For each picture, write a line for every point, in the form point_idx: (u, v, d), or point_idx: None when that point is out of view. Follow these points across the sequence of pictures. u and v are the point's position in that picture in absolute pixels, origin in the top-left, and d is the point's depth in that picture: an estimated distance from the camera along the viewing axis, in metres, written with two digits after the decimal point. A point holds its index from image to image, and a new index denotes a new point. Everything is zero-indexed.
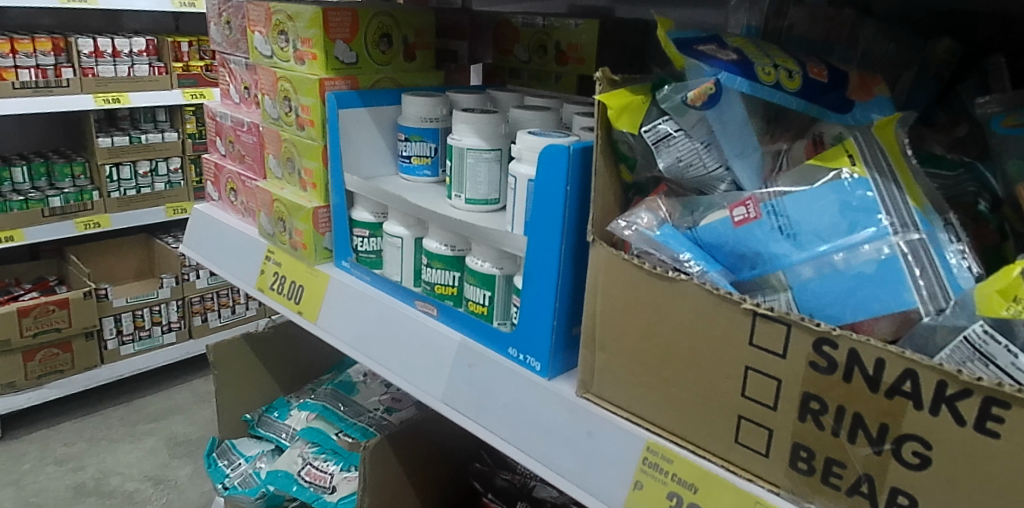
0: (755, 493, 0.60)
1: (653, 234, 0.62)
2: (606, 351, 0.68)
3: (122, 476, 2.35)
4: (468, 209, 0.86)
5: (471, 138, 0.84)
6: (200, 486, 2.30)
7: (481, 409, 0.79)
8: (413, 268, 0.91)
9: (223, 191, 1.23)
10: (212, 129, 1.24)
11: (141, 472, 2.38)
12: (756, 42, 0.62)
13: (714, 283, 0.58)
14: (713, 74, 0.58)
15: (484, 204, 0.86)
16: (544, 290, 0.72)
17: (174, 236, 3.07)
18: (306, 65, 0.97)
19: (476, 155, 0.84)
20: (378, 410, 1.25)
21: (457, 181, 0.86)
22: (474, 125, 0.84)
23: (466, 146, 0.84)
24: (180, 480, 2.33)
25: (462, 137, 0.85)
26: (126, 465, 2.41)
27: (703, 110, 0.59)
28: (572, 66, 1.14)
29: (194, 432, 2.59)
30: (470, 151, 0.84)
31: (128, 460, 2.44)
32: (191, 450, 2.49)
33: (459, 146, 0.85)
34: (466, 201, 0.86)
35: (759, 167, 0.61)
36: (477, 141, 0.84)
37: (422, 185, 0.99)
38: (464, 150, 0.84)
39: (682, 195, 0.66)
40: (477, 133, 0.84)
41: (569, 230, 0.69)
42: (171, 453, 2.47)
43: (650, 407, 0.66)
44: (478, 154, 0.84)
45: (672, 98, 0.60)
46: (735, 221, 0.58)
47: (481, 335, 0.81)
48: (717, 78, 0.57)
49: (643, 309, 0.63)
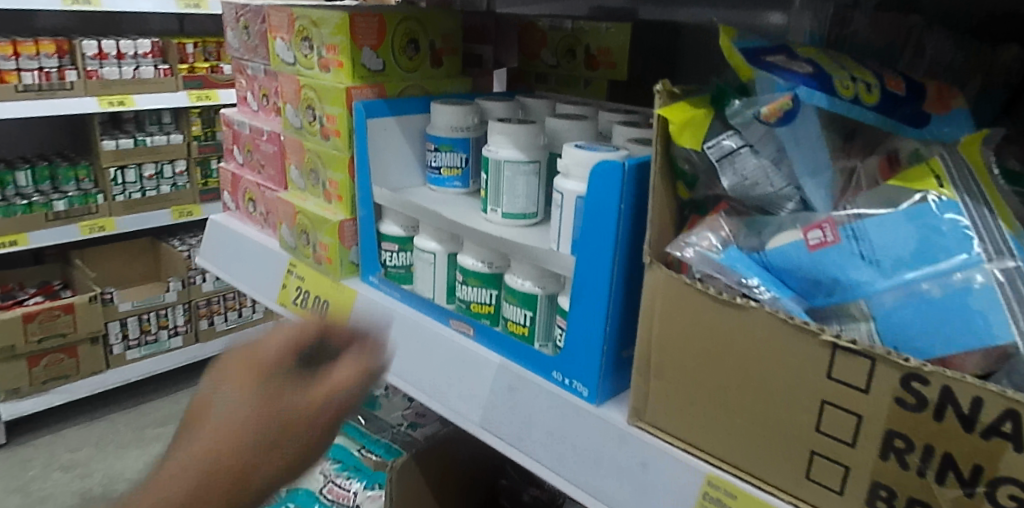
0: None
1: (716, 257, 0.59)
2: (662, 379, 0.64)
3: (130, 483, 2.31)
4: (505, 224, 0.82)
5: (509, 149, 0.80)
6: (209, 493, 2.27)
7: (524, 436, 0.75)
8: (447, 284, 0.87)
9: (241, 201, 1.18)
10: (228, 138, 1.20)
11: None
12: (826, 51, 0.58)
13: (787, 310, 0.55)
14: (789, 89, 0.53)
15: (521, 218, 0.82)
16: (593, 313, 0.68)
17: (179, 239, 3.03)
18: (331, 73, 0.93)
19: (512, 166, 0.80)
20: (402, 426, 1.21)
21: (493, 194, 0.82)
22: (512, 136, 0.80)
23: (503, 158, 0.80)
24: None
25: (498, 148, 0.81)
26: (133, 472, 2.37)
27: (777, 127, 0.54)
28: (602, 71, 1.10)
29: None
30: (506, 162, 0.80)
31: (136, 466, 2.40)
32: None
33: (495, 157, 0.81)
34: (502, 215, 0.82)
35: (830, 186, 0.58)
36: (515, 153, 0.80)
37: (452, 196, 0.95)
38: (501, 161, 0.80)
39: (744, 214, 0.62)
40: (515, 144, 0.80)
41: (623, 251, 0.65)
42: None
43: (711, 439, 0.62)
44: (515, 165, 0.80)
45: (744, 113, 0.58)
46: (810, 245, 0.55)
47: (521, 357, 0.77)
48: (795, 93, 0.52)
49: (709, 336, 0.59)
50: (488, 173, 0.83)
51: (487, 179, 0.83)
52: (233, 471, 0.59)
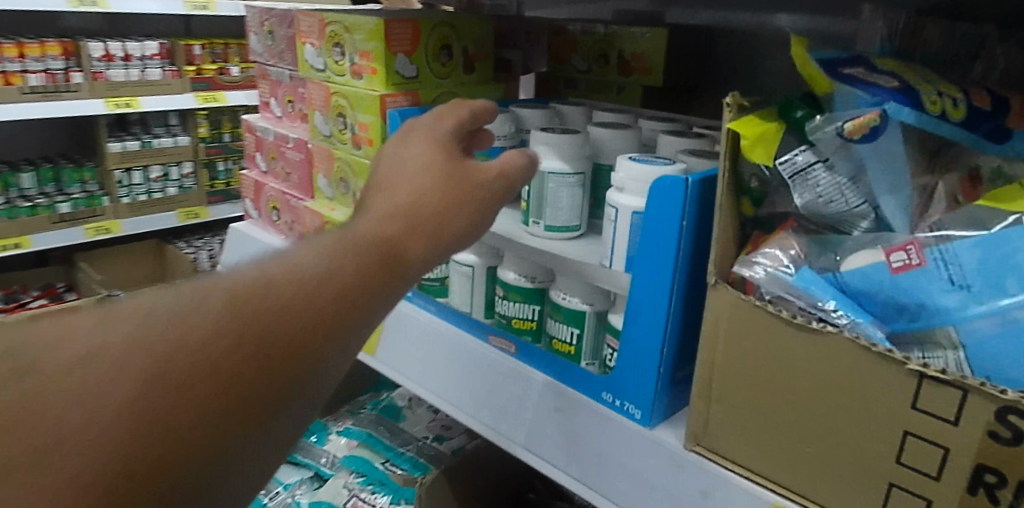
0: None
1: (789, 278, 0.56)
2: (725, 403, 0.61)
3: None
4: (547, 237, 0.78)
5: (554, 160, 0.76)
6: None
7: (571, 459, 0.72)
8: (485, 298, 0.85)
9: (264, 208, 1.15)
10: (250, 144, 1.17)
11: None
12: (907, 65, 0.57)
13: (868, 336, 0.53)
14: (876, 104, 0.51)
15: (564, 231, 0.78)
16: (649, 334, 0.65)
17: (186, 241, 3.00)
18: (364, 80, 0.90)
19: (558, 179, 0.76)
20: (428, 439, 1.19)
21: (535, 207, 0.79)
22: (557, 147, 0.76)
23: (547, 170, 0.76)
24: None
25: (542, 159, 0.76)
26: None
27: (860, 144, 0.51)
28: (636, 77, 1.08)
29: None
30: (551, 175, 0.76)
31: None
32: None
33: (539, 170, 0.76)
34: (545, 228, 0.79)
35: (907, 205, 0.55)
36: (561, 165, 0.76)
37: None
38: (545, 173, 0.76)
39: (814, 232, 0.60)
40: (560, 155, 0.76)
41: (682, 269, 0.62)
42: None
43: (778, 467, 0.60)
44: (561, 178, 0.76)
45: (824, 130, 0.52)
46: (892, 267, 0.52)
47: (568, 376, 0.73)
48: (883, 110, 0.50)
49: (780, 361, 0.57)
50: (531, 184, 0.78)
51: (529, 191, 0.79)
52: (211, 367, 0.36)
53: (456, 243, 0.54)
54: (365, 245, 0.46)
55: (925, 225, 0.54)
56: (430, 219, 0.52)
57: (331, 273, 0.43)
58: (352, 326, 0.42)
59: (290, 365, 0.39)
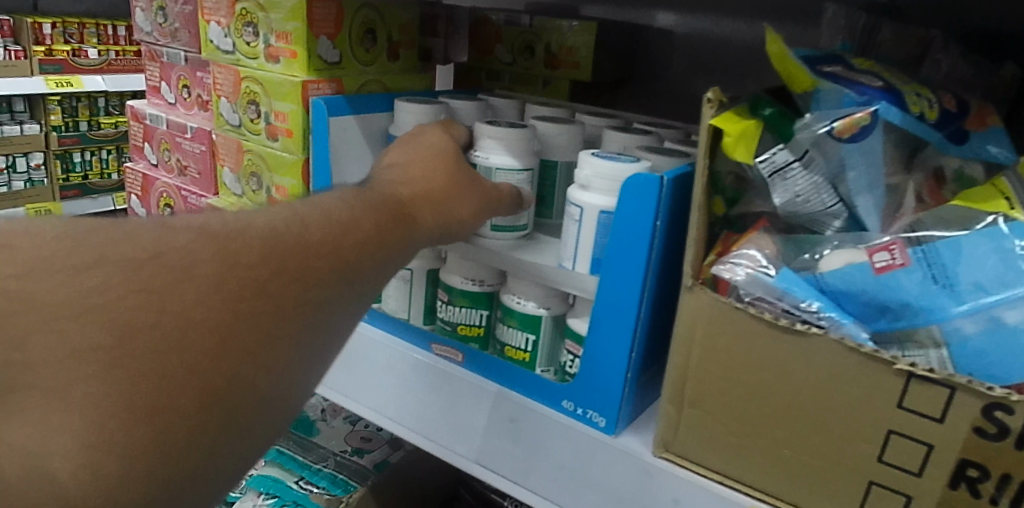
0: None
1: (770, 279, 0.55)
2: (699, 409, 0.60)
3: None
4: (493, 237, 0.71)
5: (503, 155, 0.71)
6: None
7: (532, 474, 0.68)
8: (425, 304, 0.78)
9: (154, 207, 1.01)
10: (138, 133, 1.03)
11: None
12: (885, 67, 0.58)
13: (852, 337, 0.53)
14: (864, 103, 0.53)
15: (510, 231, 0.71)
16: (618, 339, 0.62)
17: None
18: (281, 64, 0.80)
19: (504, 174, 0.71)
20: (346, 453, 1.07)
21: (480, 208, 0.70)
22: (507, 139, 0.71)
23: (495, 164, 0.70)
24: None
25: (490, 154, 0.71)
26: None
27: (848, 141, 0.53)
28: (564, 70, 1.05)
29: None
30: (500, 171, 0.70)
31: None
32: None
33: (486, 163, 0.70)
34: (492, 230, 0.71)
35: (880, 204, 0.56)
36: (511, 160, 0.71)
37: None
38: (497, 170, 0.70)
39: (787, 231, 0.60)
40: (509, 149, 0.71)
41: (654, 271, 0.60)
42: None
43: (755, 471, 0.58)
44: (509, 174, 0.71)
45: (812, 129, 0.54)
46: (876, 267, 0.53)
47: (524, 386, 0.69)
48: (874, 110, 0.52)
49: (759, 365, 0.55)
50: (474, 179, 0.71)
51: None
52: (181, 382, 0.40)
53: (396, 251, 0.54)
54: (314, 252, 0.48)
55: (900, 224, 0.56)
56: (421, 218, 0.57)
57: (295, 271, 0.46)
58: (300, 331, 0.46)
59: (261, 377, 0.44)
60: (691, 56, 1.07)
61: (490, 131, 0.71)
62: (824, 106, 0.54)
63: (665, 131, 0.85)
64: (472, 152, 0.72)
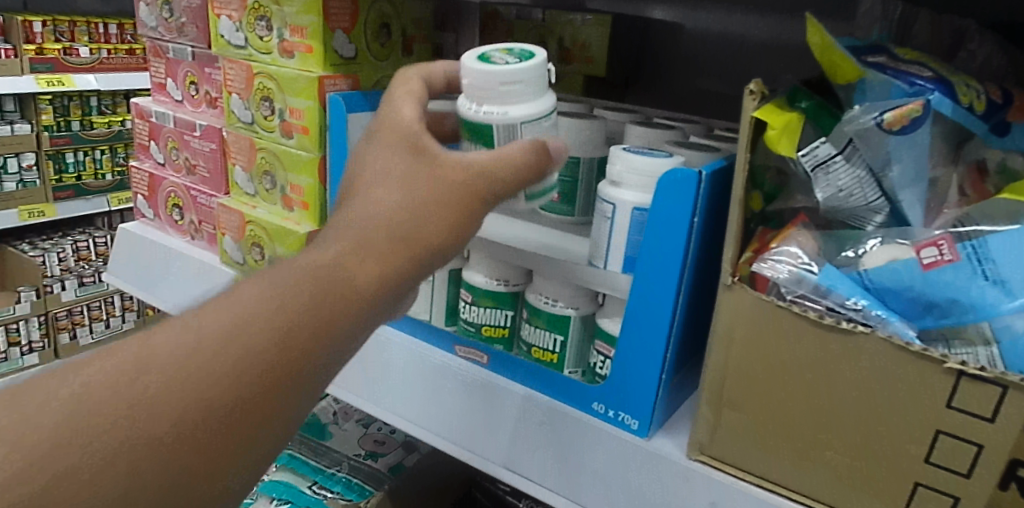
0: None
1: (814, 277, 0.54)
2: (738, 410, 0.58)
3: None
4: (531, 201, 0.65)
5: (520, 101, 0.58)
6: None
7: (563, 478, 0.67)
8: (447, 305, 0.77)
9: (161, 207, 0.98)
10: (143, 132, 1.00)
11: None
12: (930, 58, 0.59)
13: (900, 334, 0.51)
14: (918, 94, 0.52)
15: (546, 195, 0.65)
16: (653, 339, 0.60)
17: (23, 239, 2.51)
18: (296, 59, 0.78)
19: (525, 123, 0.58)
20: (359, 456, 1.06)
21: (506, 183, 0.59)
22: (520, 81, 0.58)
23: (517, 119, 0.58)
24: None
25: (505, 107, 0.58)
26: None
27: (901, 132, 0.53)
28: (578, 65, 1.04)
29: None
30: (523, 122, 0.58)
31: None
32: None
33: (505, 120, 0.58)
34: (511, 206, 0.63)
35: (922, 198, 0.56)
36: (532, 105, 0.58)
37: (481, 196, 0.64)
38: (521, 122, 0.58)
39: (826, 226, 0.59)
40: (526, 92, 0.58)
41: (691, 270, 0.58)
42: None
43: (796, 473, 0.57)
44: (534, 122, 0.59)
45: (863, 119, 0.54)
46: (923, 263, 0.51)
47: (553, 387, 0.68)
48: (927, 100, 0.52)
49: (801, 366, 0.54)
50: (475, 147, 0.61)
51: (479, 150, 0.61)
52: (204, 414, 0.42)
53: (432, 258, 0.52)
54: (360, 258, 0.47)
55: (942, 221, 0.56)
56: None
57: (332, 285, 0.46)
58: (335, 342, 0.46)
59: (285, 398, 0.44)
60: (709, 48, 1.05)
61: (492, 74, 0.58)
62: (875, 96, 0.54)
63: (686, 126, 0.84)
64: (475, 107, 0.59)
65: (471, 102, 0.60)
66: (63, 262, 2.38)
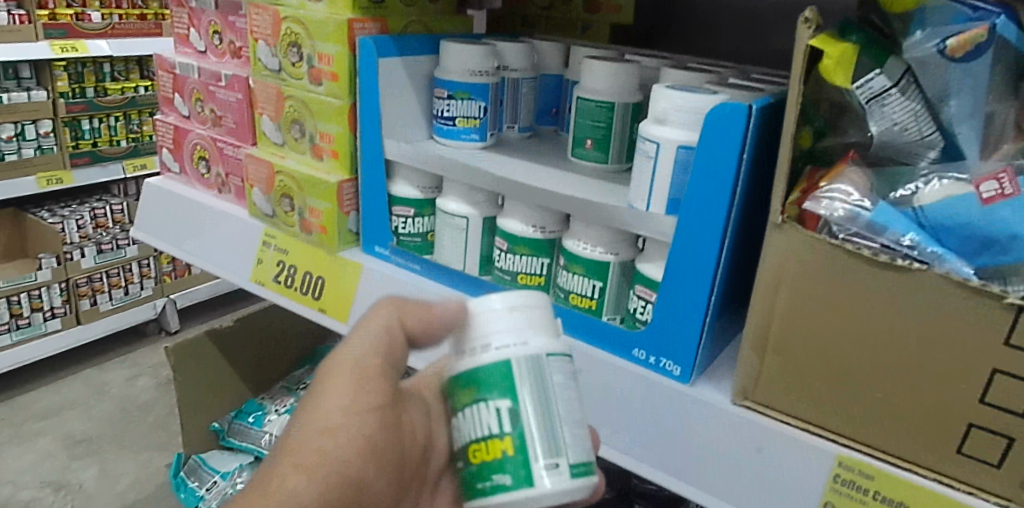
0: None
1: (868, 214, 0.52)
2: (782, 353, 0.56)
3: (12, 486, 1.87)
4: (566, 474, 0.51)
5: (494, 324, 0.53)
6: (109, 489, 1.87)
7: (603, 425, 0.66)
8: (481, 254, 0.76)
9: (187, 160, 0.98)
10: (167, 84, 0.99)
11: (36, 478, 1.90)
12: None
13: (957, 271, 0.49)
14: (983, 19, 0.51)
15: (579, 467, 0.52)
16: (697, 282, 0.59)
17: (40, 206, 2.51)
18: (325, 3, 0.76)
19: (501, 352, 0.52)
20: None
21: (501, 420, 0.51)
22: (500, 305, 0.54)
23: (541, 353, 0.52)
24: (84, 484, 1.89)
25: (523, 337, 0.53)
26: (16, 472, 1.92)
27: (964, 60, 0.51)
28: (604, 14, 1.01)
29: (93, 429, 2.11)
30: (494, 347, 0.52)
31: (19, 465, 1.94)
32: (94, 448, 2.03)
33: (530, 353, 0.52)
34: (514, 479, 0.51)
35: (981, 132, 0.54)
36: (537, 335, 0.53)
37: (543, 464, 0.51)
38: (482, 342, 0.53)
39: (878, 164, 0.57)
40: (516, 316, 0.53)
41: (735, 210, 0.56)
42: (69, 453, 2.00)
43: (843, 418, 0.55)
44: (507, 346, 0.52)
45: (925, 47, 0.52)
46: (983, 199, 0.50)
47: (593, 334, 0.67)
48: (993, 25, 0.50)
49: (853, 308, 0.52)
50: (456, 424, 0.54)
51: (468, 425, 0.53)
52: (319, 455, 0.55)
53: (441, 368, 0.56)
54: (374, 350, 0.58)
55: (999, 156, 0.54)
56: None
57: None
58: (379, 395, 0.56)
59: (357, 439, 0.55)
60: None
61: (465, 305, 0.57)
62: (938, 23, 0.52)
63: (721, 70, 0.81)
64: (487, 347, 0.52)
65: (480, 346, 0.53)
66: (82, 230, 2.40)
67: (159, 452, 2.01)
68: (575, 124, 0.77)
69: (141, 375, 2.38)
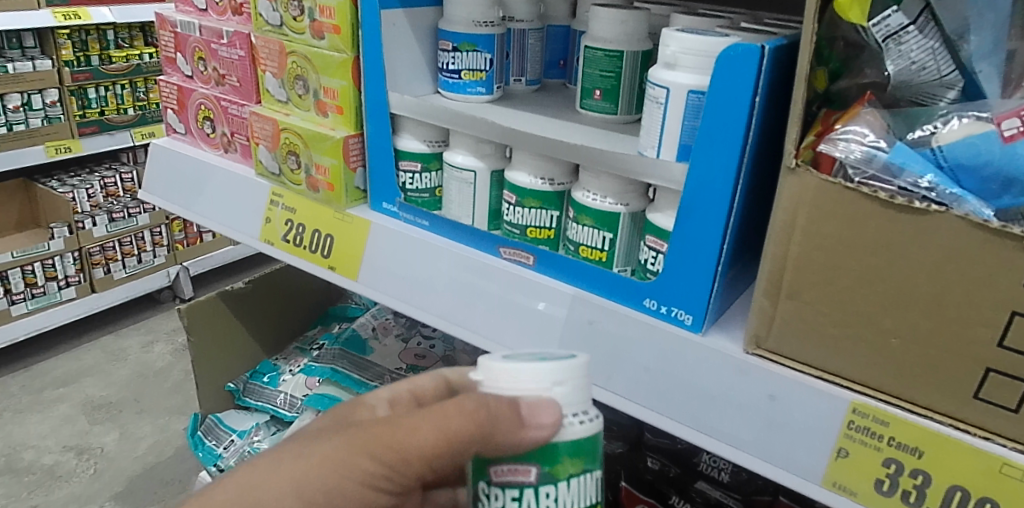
0: (998, 453, 0.49)
1: (884, 155, 0.51)
2: (795, 300, 0.55)
3: (35, 451, 1.91)
4: None
5: (572, 394, 0.52)
6: (131, 452, 1.91)
7: (614, 374, 0.66)
8: (490, 207, 0.76)
9: (192, 121, 0.97)
10: (168, 44, 0.97)
11: (58, 442, 1.94)
12: None
13: (975, 211, 0.48)
14: None
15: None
16: (709, 230, 0.58)
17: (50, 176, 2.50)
18: None
19: (589, 422, 0.52)
20: (401, 369, 1.16)
21: (596, 488, 0.53)
22: (568, 377, 0.52)
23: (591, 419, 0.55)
24: (106, 448, 1.93)
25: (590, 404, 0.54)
26: (38, 437, 1.96)
27: None
28: None
29: (112, 395, 2.14)
30: (579, 418, 0.51)
31: (40, 430, 1.98)
32: (114, 413, 2.06)
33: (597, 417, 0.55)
34: None
35: (1001, 69, 0.54)
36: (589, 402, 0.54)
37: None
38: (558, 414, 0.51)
39: (893, 105, 0.56)
40: (577, 386, 0.53)
41: (747, 156, 0.55)
42: (90, 418, 2.03)
43: (855, 364, 0.54)
44: (583, 415, 0.52)
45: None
46: (1004, 137, 0.48)
47: (602, 286, 0.67)
48: None
49: (868, 250, 0.50)
50: (549, 493, 0.51)
51: (571, 496, 0.51)
52: None
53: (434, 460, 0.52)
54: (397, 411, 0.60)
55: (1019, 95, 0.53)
56: None
57: None
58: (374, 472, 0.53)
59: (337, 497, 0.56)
60: None
61: (497, 383, 0.53)
62: None
63: (734, 15, 0.79)
64: (583, 416, 0.52)
65: (574, 414, 0.52)
66: (92, 199, 2.40)
67: (177, 416, 2.04)
68: (583, 74, 0.76)
69: (156, 341, 2.41)
